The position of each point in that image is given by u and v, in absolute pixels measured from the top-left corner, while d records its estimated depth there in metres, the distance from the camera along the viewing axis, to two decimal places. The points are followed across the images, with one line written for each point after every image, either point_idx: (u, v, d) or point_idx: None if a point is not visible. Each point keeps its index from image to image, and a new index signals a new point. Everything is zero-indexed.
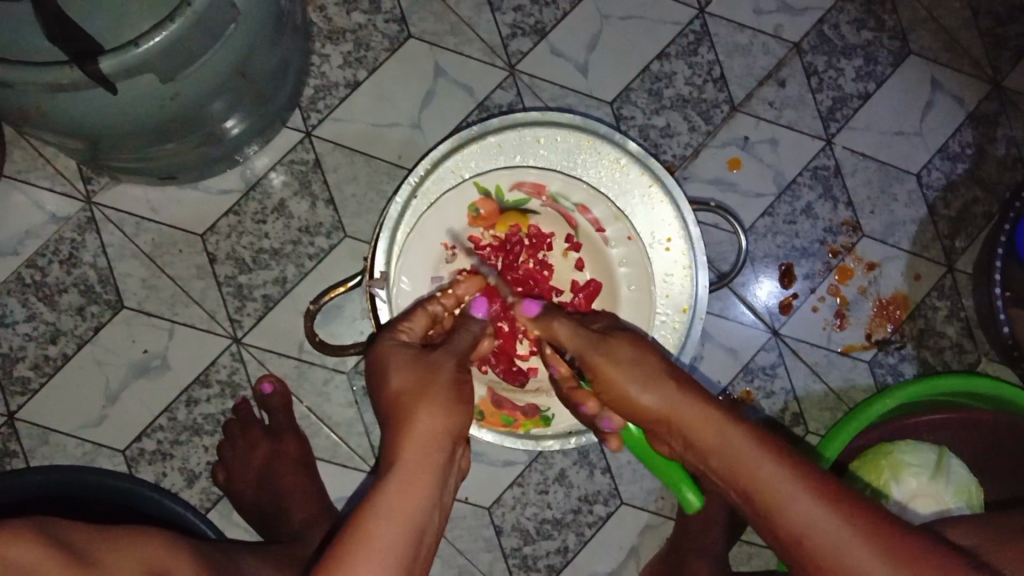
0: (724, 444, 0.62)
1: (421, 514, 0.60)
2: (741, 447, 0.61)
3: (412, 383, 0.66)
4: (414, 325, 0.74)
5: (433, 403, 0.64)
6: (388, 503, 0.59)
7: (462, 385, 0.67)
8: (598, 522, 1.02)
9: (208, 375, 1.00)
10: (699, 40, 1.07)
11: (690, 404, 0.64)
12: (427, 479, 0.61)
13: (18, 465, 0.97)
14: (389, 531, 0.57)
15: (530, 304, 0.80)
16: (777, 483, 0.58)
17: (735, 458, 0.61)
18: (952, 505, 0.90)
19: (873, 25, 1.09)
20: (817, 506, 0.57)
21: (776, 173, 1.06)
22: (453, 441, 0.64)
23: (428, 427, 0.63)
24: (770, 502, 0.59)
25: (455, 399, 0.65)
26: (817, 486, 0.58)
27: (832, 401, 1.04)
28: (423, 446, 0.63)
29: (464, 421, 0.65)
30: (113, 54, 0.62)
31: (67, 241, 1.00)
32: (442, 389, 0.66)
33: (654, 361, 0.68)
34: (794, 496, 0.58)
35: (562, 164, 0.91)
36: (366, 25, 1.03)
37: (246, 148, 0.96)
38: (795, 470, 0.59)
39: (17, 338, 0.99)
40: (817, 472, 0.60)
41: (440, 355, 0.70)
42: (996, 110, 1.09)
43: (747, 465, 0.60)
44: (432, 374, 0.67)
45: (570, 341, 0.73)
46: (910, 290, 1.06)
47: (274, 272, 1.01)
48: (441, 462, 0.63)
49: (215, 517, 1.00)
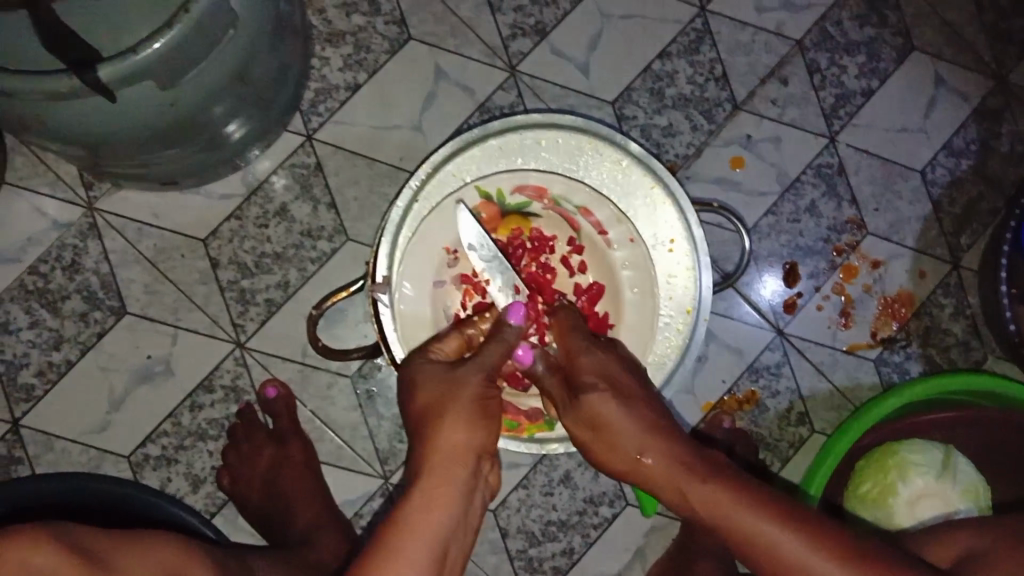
0: (710, 496, 0.62)
1: (447, 528, 0.60)
2: (726, 497, 0.62)
3: (434, 400, 0.67)
4: (442, 347, 0.76)
5: (455, 417, 0.65)
6: (415, 518, 0.60)
7: (486, 399, 0.68)
8: (603, 523, 1.02)
9: (211, 380, 1.00)
10: (700, 38, 1.06)
11: (669, 463, 0.66)
12: (451, 494, 0.62)
13: (24, 473, 0.98)
14: (417, 547, 0.58)
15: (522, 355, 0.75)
16: (766, 527, 0.59)
17: (725, 507, 0.61)
18: (958, 506, 0.89)
19: (876, 21, 1.08)
20: (812, 552, 0.57)
21: (779, 172, 1.05)
22: (475, 453, 0.65)
23: (447, 445, 0.64)
24: (761, 549, 0.59)
25: (477, 412, 0.66)
26: (813, 534, 0.58)
27: (837, 400, 1.04)
28: (446, 461, 0.64)
29: (485, 434, 0.66)
30: (113, 61, 0.62)
31: (69, 247, 0.99)
32: (467, 405, 0.66)
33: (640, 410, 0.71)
34: (786, 541, 0.58)
35: (564, 165, 0.91)
36: (366, 28, 1.03)
37: (248, 152, 0.96)
38: (785, 518, 0.59)
39: (20, 344, 0.99)
40: (807, 517, 0.60)
41: (468, 368, 0.70)
42: (1001, 105, 1.08)
43: (735, 513, 0.60)
44: (457, 390, 0.67)
45: (556, 392, 0.75)
46: (915, 287, 1.05)
47: (276, 276, 1.01)
48: (466, 476, 0.64)
49: (220, 522, 1.00)
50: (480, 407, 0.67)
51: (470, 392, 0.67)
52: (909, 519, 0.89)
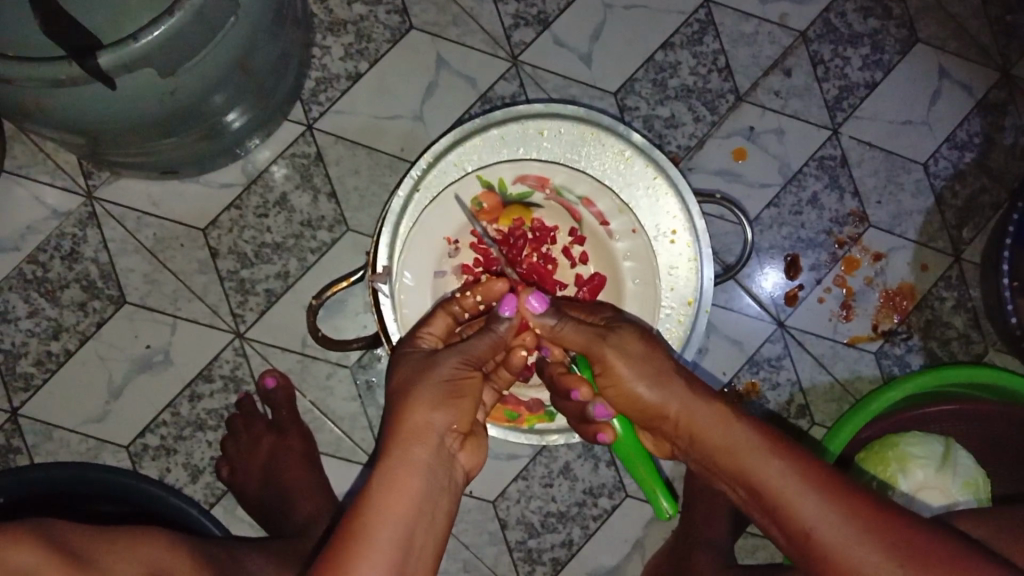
0: (734, 442, 0.62)
1: (410, 511, 0.60)
2: (752, 445, 0.61)
3: (407, 380, 0.67)
4: (431, 330, 0.74)
5: (420, 399, 0.64)
6: (377, 503, 0.60)
7: (458, 380, 0.66)
8: (602, 515, 1.02)
9: (211, 370, 1.00)
10: (704, 29, 1.05)
11: (700, 403, 0.64)
12: (417, 477, 0.61)
13: (23, 462, 0.97)
14: (383, 530, 0.58)
15: (532, 299, 0.71)
16: (784, 480, 0.58)
17: (745, 452, 0.61)
18: (958, 498, 0.89)
19: (880, 13, 1.08)
20: (824, 503, 0.56)
21: (782, 164, 1.05)
22: (440, 434, 0.64)
23: (414, 422, 0.63)
24: (775, 500, 0.58)
25: (446, 395, 0.65)
26: (829, 485, 0.57)
27: (837, 393, 1.04)
28: (410, 444, 0.63)
29: (453, 414, 0.65)
30: (113, 48, 0.62)
31: (68, 236, 0.99)
32: (435, 387, 0.65)
33: (664, 358, 0.68)
34: (800, 494, 0.57)
35: (566, 156, 0.90)
36: (367, 17, 1.02)
37: (248, 142, 0.95)
38: (806, 469, 0.58)
39: (19, 334, 0.98)
40: (830, 473, 0.59)
41: (445, 352, 0.68)
42: (1005, 98, 1.08)
43: (757, 462, 0.60)
44: (429, 372, 0.66)
45: (574, 338, 0.70)
46: (917, 280, 1.05)
47: (276, 266, 1.00)
48: (429, 458, 0.63)
49: (219, 512, 1.00)
50: (448, 388, 0.65)
51: (441, 376, 0.66)
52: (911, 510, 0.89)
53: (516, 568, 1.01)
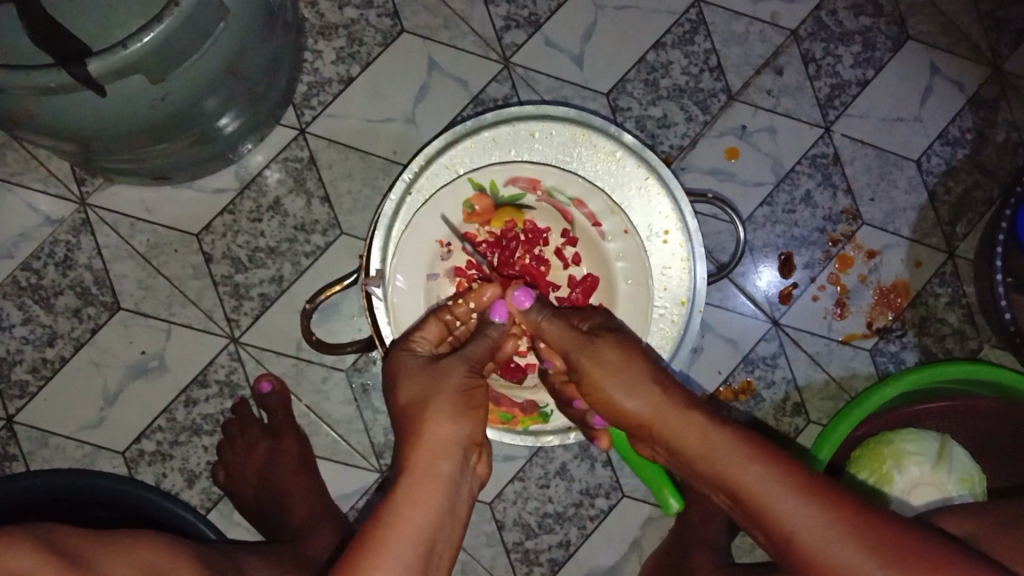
0: (712, 449, 0.61)
1: (432, 523, 0.59)
2: (729, 451, 0.61)
3: (420, 393, 0.66)
4: (426, 335, 0.74)
5: (440, 411, 0.64)
6: (398, 514, 0.59)
7: (471, 389, 0.66)
8: (599, 515, 1.02)
9: (206, 374, 1.00)
10: (695, 29, 1.05)
11: (679, 411, 0.64)
12: (438, 488, 0.61)
13: (18, 469, 0.97)
14: (401, 541, 0.57)
15: (519, 295, 0.74)
16: (767, 486, 0.58)
17: (725, 459, 0.60)
18: (954, 495, 0.89)
19: (871, 10, 1.08)
20: (806, 505, 0.56)
21: (775, 162, 1.05)
22: (463, 446, 0.64)
23: (433, 436, 0.63)
24: (758, 508, 0.58)
25: (464, 405, 0.65)
26: (813, 488, 0.57)
27: (833, 391, 1.04)
28: (432, 454, 0.62)
29: (472, 425, 0.65)
30: (103, 55, 0.61)
31: (62, 243, 0.99)
32: (452, 397, 0.65)
33: (641, 366, 0.68)
34: (782, 498, 0.57)
35: (558, 157, 0.91)
36: (358, 20, 1.02)
37: (240, 146, 0.95)
38: (784, 472, 0.58)
39: (13, 341, 0.98)
40: (812, 475, 0.58)
41: (450, 359, 0.69)
42: (997, 94, 1.08)
43: (734, 467, 0.60)
44: (441, 383, 0.66)
45: (561, 335, 0.72)
46: (910, 277, 1.05)
47: (270, 270, 1.00)
48: (454, 469, 0.63)
49: (216, 517, 1.00)
50: (465, 399, 0.65)
51: (457, 385, 0.66)
52: (906, 508, 0.89)
53: (514, 570, 1.01)
